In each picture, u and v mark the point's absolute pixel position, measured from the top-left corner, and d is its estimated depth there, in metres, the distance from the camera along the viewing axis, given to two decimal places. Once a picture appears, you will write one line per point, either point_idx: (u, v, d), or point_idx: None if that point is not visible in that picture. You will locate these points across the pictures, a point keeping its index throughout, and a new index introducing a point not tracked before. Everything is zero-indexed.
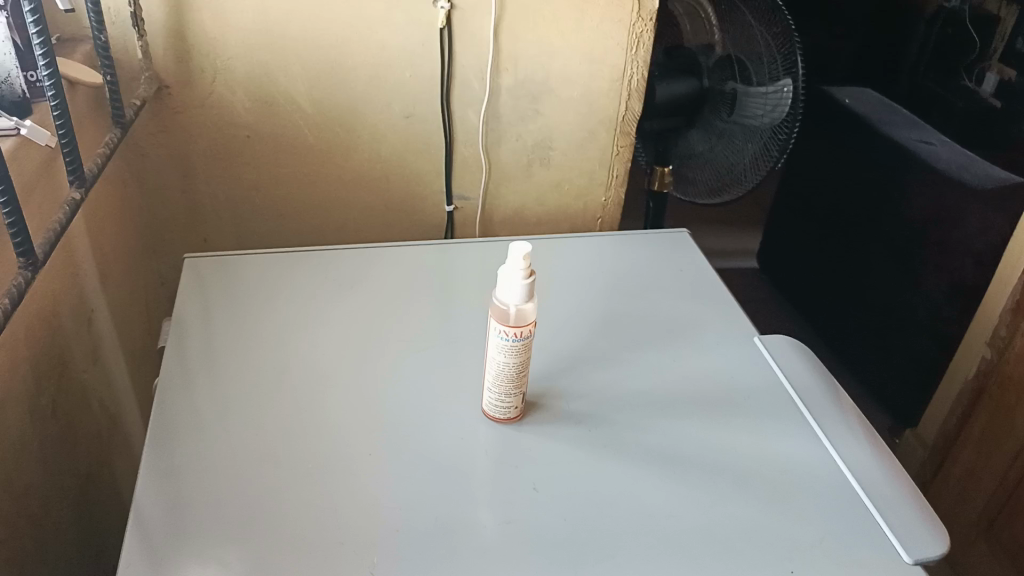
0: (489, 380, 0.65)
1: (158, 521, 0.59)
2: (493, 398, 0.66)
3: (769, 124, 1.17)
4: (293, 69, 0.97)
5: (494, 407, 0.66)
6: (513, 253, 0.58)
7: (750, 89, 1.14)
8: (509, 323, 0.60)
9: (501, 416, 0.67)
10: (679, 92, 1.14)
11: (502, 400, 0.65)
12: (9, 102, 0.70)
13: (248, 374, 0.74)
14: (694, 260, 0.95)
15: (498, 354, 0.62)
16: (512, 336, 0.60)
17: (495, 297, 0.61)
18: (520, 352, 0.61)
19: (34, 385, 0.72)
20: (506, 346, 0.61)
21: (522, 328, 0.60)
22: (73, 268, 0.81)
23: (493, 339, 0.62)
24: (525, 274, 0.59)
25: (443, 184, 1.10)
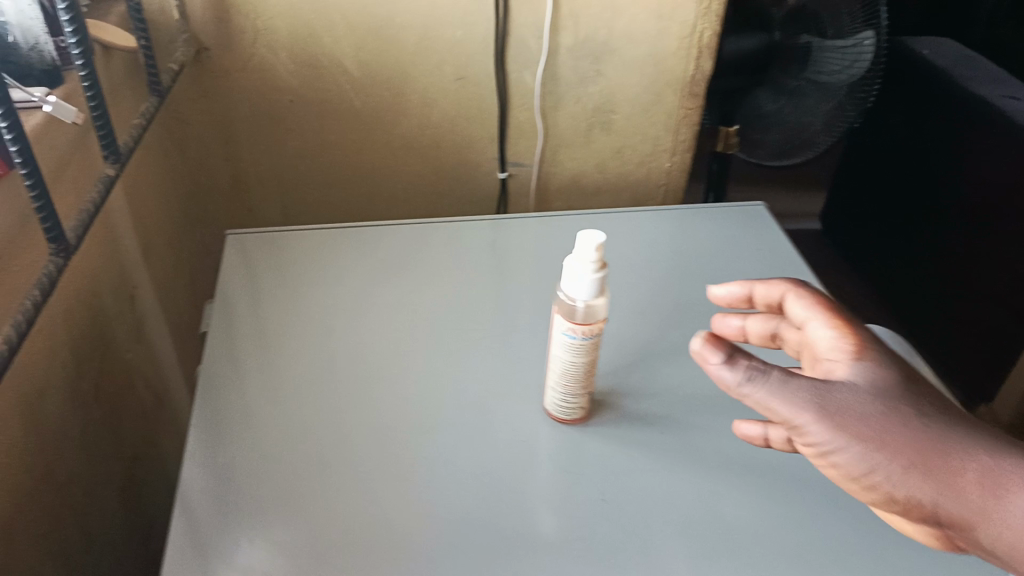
0: (553, 379, 0.60)
1: (203, 526, 0.55)
2: (555, 396, 0.60)
3: (846, 83, 1.03)
4: (338, 29, 0.91)
5: (556, 406, 0.61)
6: (583, 243, 0.52)
7: (827, 42, 0.99)
8: (577, 320, 0.55)
9: (564, 416, 0.62)
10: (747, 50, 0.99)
11: (567, 400, 0.60)
12: (38, 71, 0.65)
13: (296, 364, 0.69)
14: (771, 237, 0.87)
15: (563, 352, 0.56)
16: (580, 334, 0.55)
17: (561, 290, 0.55)
18: (588, 351, 0.56)
19: (75, 370, 0.68)
20: (573, 345, 0.55)
21: (590, 327, 0.54)
22: (114, 244, 0.77)
23: (558, 336, 0.56)
24: (597, 268, 0.52)
25: (497, 150, 1.04)
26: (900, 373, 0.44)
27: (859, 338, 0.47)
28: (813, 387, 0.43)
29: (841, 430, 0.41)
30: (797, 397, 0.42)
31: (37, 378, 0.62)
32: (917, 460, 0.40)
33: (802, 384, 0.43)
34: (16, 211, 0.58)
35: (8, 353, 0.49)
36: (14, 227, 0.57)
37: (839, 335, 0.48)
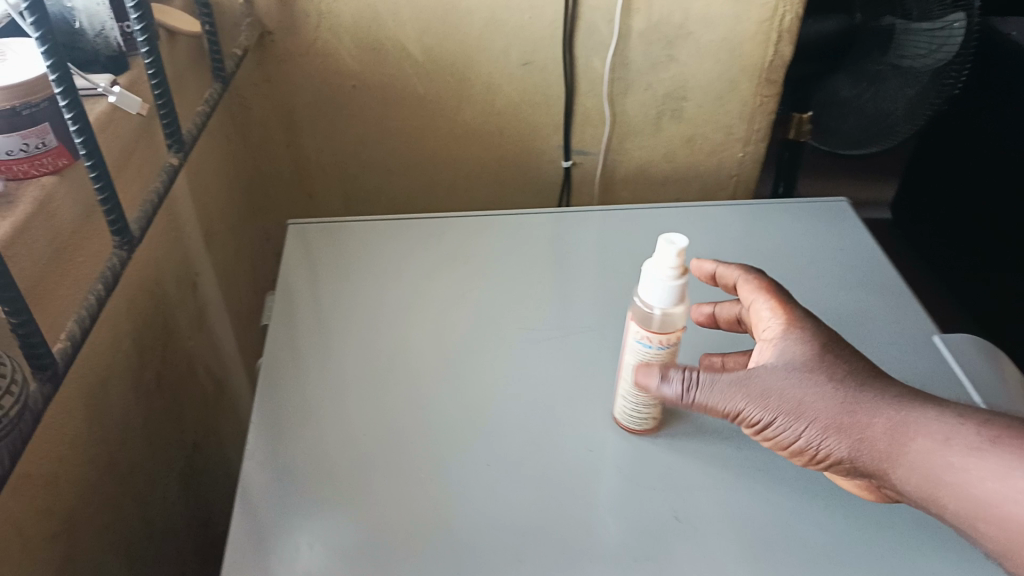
0: (625, 387, 0.57)
1: (264, 524, 0.54)
2: (628, 404, 0.58)
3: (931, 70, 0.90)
4: (403, 13, 0.89)
5: (629, 415, 0.59)
6: (662, 248, 0.49)
7: (912, 24, 0.88)
8: (653, 329, 0.52)
9: (635, 427, 0.59)
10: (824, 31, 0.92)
11: (639, 409, 0.57)
12: (105, 57, 0.65)
13: (357, 359, 0.67)
14: (854, 234, 0.82)
15: (637, 360, 0.54)
16: (656, 343, 0.52)
17: (636, 296, 0.52)
18: (663, 360, 0.53)
19: (138, 360, 0.68)
20: (648, 354, 0.53)
21: (667, 337, 0.51)
22: (178, 232, 0.77)
23: (632, 344, 0.53)
24: (676, 275, 0.49)
25: (562, 138, 1.01)
26: (823, 340, 0.49)
27: (790, 316, 0.52)
28: (736, 377, 0.49)
29: (768, 402, 0.47)
30: (723, 390, 0.49)
31: (102, 368, 0.61)
32: (836, 421, 0.45)
33: (726, 377, 0.49)
34: (82, 201, 0.57)
35: (73, 350, 0.48)
36: (80, 218, 0.57)
37: (774, 314, 0.52)
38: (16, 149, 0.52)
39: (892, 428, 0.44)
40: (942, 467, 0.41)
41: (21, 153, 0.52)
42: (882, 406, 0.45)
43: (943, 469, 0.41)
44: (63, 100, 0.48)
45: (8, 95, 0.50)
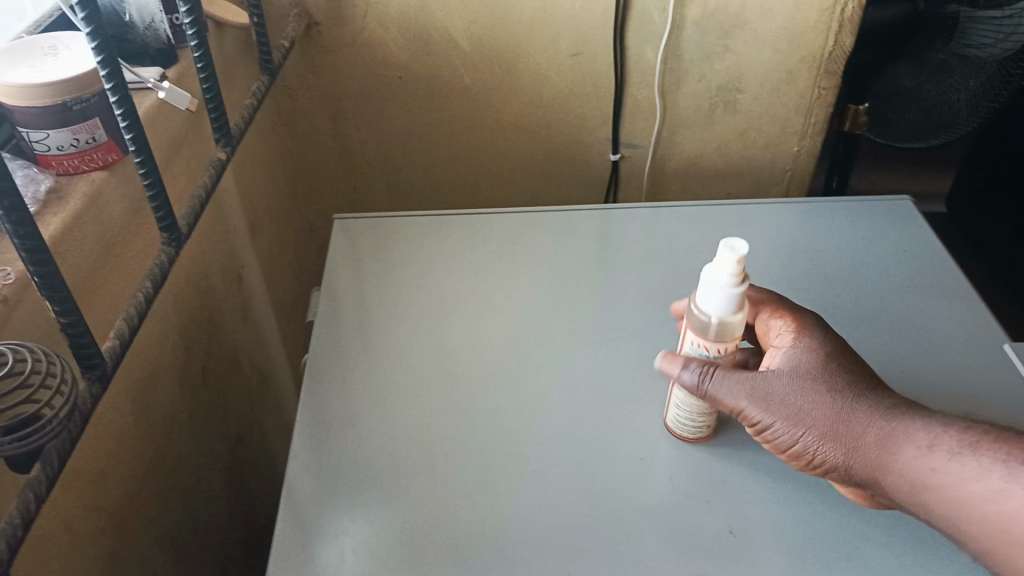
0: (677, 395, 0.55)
1: (309, 527, 0.53)
2: (681, 411, 0.56)
3: (998, 57, 0.89)
4: (451, 2, 0.87)
5: (682, 423, 0.57)
6: (721, 256, 0.46)
7: (979, 12, 0.85)
8: (709, 337, 0.49)
9: (688, 434, 0.57)
10: (887, 18, 0.88)
11: (693, 419, 0.56)
12: (154, 50, 0.64)
13: (400, 358, 0.66)
14: (919, 235, 0.78)
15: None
16: (713, 353, 0.50)
17: (692, 303, 0.50)
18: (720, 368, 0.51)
19: (184, 354, 0.68)
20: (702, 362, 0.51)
21: (725, 346, 0.49)
22: (225, 225, 0.77)
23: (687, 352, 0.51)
24: (736, 284, 0.46)
25: (610, 131, 0.98)
26: (829, 349, 0.49)
27: (802, 324, 0.51)
28: (744, 377, 0.49)
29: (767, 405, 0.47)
30: (731, 390, 0.49)
31: (149, 362, 0.61)
32: (830, 426, 0.46)
33: (735, 376, 0.49)
34: (130, 195, 0.57)
35: (121, 349, 0.47)
36: (128, 213, 0.56)
37: (786, 322, 0.52)
38: (67, 145, 0.52)
39: (882, 435, 0.45)
40: (927, 475, 0.42)
41: (71, 148, 0.52)
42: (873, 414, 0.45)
43: (927, 477, 0.42)
44: (114, 96, 0.47)
45: (60, 90, 0.49)
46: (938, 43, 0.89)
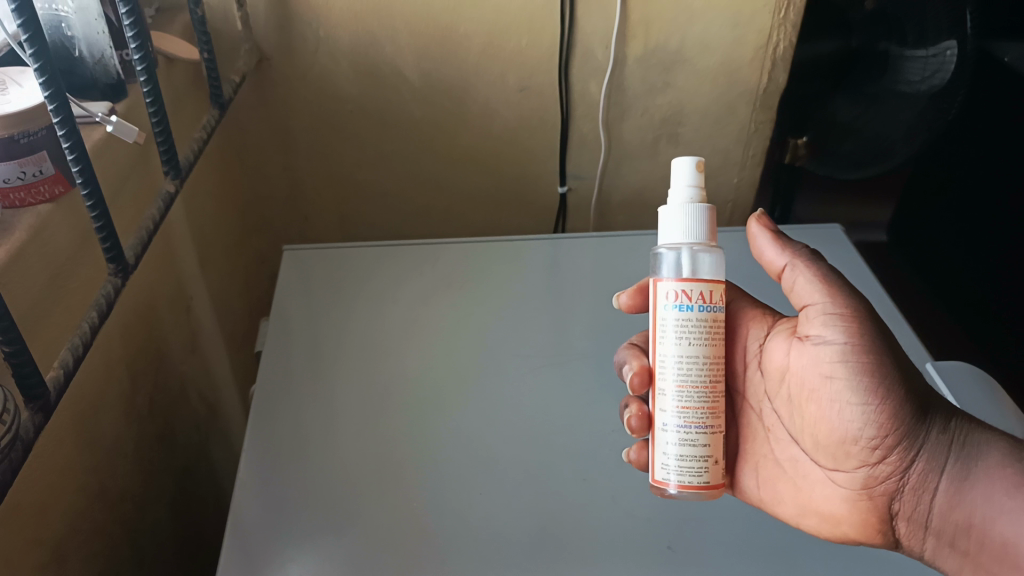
0: (673, 409, 0.47)
1: (258, 551, 0.54)
2: (677, 436, 0.47)
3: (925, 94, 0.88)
4: (400, 38, 0.91)
5: (679, 461, 0.47)
6: (677, 172, 0.48)
7: (907, 50, 0.88)
8: (683, 275, 0.47)
9: (691, 478, 0.47)
10: (823, 53, 0.95)
11: (691, 441, 0.47)
12: (104, 84, 0.65)
13: (352, 386, 0.67)
14: (850, 260, 0.82)
15: (680, 347, 0.47)
16: (696, 301, 0.46)
17: (657, 258, 0.49)
18: (708, 333, 0.46)
19: (131, 385, 0.68)
20: (687, 324, 0.46)
21: (707, 286, 0.46)
22: (174, 257, 0.77)
23: (669, 322, 0.47)
24: (697, 199, 0.47)
25: (557, 164, 1.03)
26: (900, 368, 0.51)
27: None
28: (876, 345, 0.47)
29: (866, 353, 0.47)
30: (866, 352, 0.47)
31: (94, 394, 0.61)
32: (923, 431, 0.47)
33: (875, 339, 0.47)
34: (78, 227, 0.57)
35: (65, 379, 0.47)
36: (73, 245, 0.57)
37: None
38: (13, 177, 0.52)
39: (964, 446, 0.47)
40: (997, 490, 0.45)
41: (18, 181, 0.52)
42: (953, 414, 0.48)
43: (994, 492, 0.45)
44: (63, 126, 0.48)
45: (7, 123, 0.51)
46: (873, 76, 0.92)
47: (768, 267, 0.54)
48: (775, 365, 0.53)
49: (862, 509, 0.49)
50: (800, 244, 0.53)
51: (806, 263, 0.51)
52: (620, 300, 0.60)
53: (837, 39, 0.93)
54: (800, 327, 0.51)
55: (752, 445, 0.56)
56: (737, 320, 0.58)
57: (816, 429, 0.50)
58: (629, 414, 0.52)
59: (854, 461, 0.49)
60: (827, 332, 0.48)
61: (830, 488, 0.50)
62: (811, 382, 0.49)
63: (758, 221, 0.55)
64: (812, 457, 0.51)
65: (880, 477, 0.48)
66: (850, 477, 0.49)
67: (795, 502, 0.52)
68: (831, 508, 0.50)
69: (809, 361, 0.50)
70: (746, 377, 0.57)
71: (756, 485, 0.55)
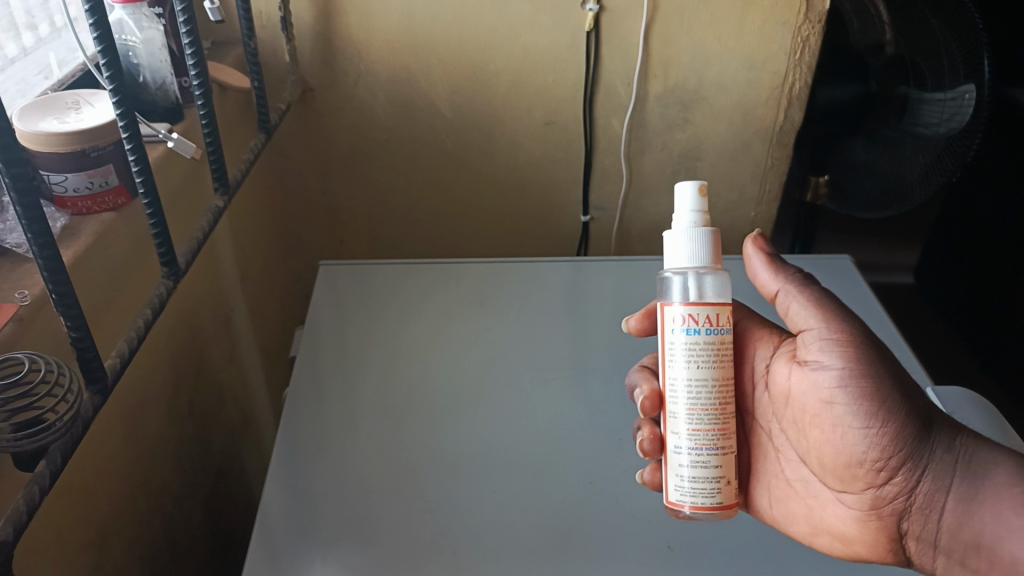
0: (684, 433, 0.48)
1: (285, 539, 0.58)
2: (689, 458, 0.47)
3: (944, 137, 0.92)
4: (435, 73, 0.97)
5: (692, 482, 0.47)
6: (679, 198, 0.48)
7: (926, 94, 0.91)
8: (692, 299, 0.47)
9: (705, 499, 0.47)
10: (845, 98, 0.96)
11: (703, 464, 0.47)
12: (162, 108, 0.72)
13: (377, 392, 0.72)
14: (859, 291, 0.85)
15: (689, 370, 0.47)
16: (703, 324, 0.47)
17: (666, 282, 0.49)
18: (715, 356, 0.47)
19: (174, 384, 0.73)
20: (697, 347, 0.47)
21: (713, 309, 0.47)
22: (218, 269, 0.83)
23: (677, 346, 0.47)
24: (700, 224, 0.47)
25: (580, 194, 1.08)
26: None
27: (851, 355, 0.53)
28: (873, 367, 0.48)
29: (865, 378, 0.48)
30: (864, 379, 0.48)
31: (141, 390, 0.67)
32: (925, 451, 0.48)
33: (873, 363, 0.48)
34: (136, 235, 0.63)
35: (122, 365, 0.52)
36: (132, 249, 0.63)
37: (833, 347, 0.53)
38: (82, 187, 0.58)
39: (970, 464, 0.48)
40: (1003, 510, 0.47)
41: (85, 191, 0.59)
42: (957, 432, 0.49)
43: (1001, 511, 0.47)
44: (132, 155, 0.54)
45: (80, 140, 0.56)
46: (890, 121, 0.95)
47: (763, 289, 0.56)
48: (780, 388, 0.54)
49: (871, 528, 0.51)
50: (792, 267, 0.54)
51: (799, 289, 0.52)
52: (629, 324, 0.61)
53: (858, 83, 0.95)
54: (799, 351, 0.52)
55: (763, 463, 0.57)
56: (745, 339, 0.58)
57: (822, 452, 0.51)
58: (642, 436, 0.53)
59: (861, 483, 0.50)
60: (825, 357, 0.50)
61: (841, 509, 0.52)
62: (813, 407, 0.50)
63: (754, 242, 0.56)
64: (820, 478, 0.53)
65: (887, 498, 0.50)
66: (858, 499, 0.51)
67: (807, 521, 0.54)
68: (842, 528, 0.52)
69: (810, 386, 0.51)
70: (754, 397, 0.58)
71: (769, 504, 0.56)
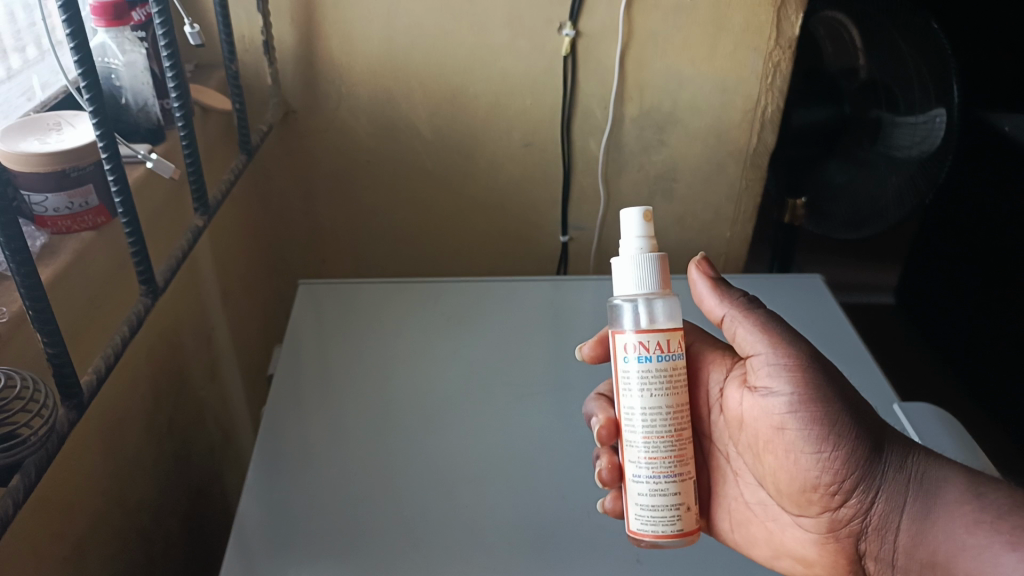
0: (642, 462, 0.49)
1: (263, 550, 0.59)
2: (648, 486, 0.48)
3: (917, 158, 0.95)
4: (415, 96, 0.99)
5: (652, 510, 0.49)
6: (626, 225, 0.49)
7: (898, 117, 0.94)
8: (642, 326, 0.48)
9: (666, 527, 0.48)
10: (818, 121, 0.99)
11: (663, 493, 0.48)
12: (145, 129, 0.73)
13: (353, 409, 0.73)
14: (832, 310, 0.87)
15: (644, 398, 0.48)
16: (654, 351, 0.48)
17: (617, 310, 0.50)
18: (668, 382, 0.48)
19: (153, 402, 0.73)
20: (650, 375, 0.48)
21: (664, 336, 0.48)
22: (199, 288, 0.84)
23: (631, 374, 0.49)
24: (648, 249, 0.49)
25: (559, 214, 1.09)
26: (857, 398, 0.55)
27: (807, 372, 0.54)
28: (823, 390, 0.50)
29: (815, 404, 0.49)
30: (814, 406, 0.49)
31: (120, 408, 0.67)
32: (877, 473, 0.50)
33: (821, 386, 0.50)
34: (116, 254, 0.64)
35: (98, 382, 0.53)
36: (111, 268, 0.64)
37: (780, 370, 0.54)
38: (62, 207, 0.59)
39: (922, 484, 0.50)
40: (957, 528, 0.48)
41: (66, 210, 0.60)
42: (909, 450, 0.51)
43: (954, 529, 0.48)
44: (112, 174, 0.55)
45: (63, 160, 0.57)
46: (863, 143, 0.98)
47: (709, 314, 0.57)
48: (733, 412, 0.55)
49: (830, 550, 0.53)
50: (736, 291, 0.55)
51: (744, 314, 0.53)
52: (582, 351, 0.62)
53: (831, 107, 0.97)
54: (748, 377, 0.54)
55: (720, 486, 0.58)
56: (697, 362, 0.59)
57: (777, 477, 0.53)
58: (600, 466, 0.54)
59: (817, 508, 0.52)
60: (774, 383, 0.51)
61: (799, 532, 0.54)
62: (765, 433, 0.52)
63: (699, 265, 0.57)
64: (777, 502, 0.55)
65: (843, 520, 0.52)
66: (815, 522, 0.53)
67: (768, 545, 0.56)
68: (802, 550, 0.54)
69: (760, 412, 0.52)
70: (709, 420, 0.59)
71: (730, 527, 0.57)
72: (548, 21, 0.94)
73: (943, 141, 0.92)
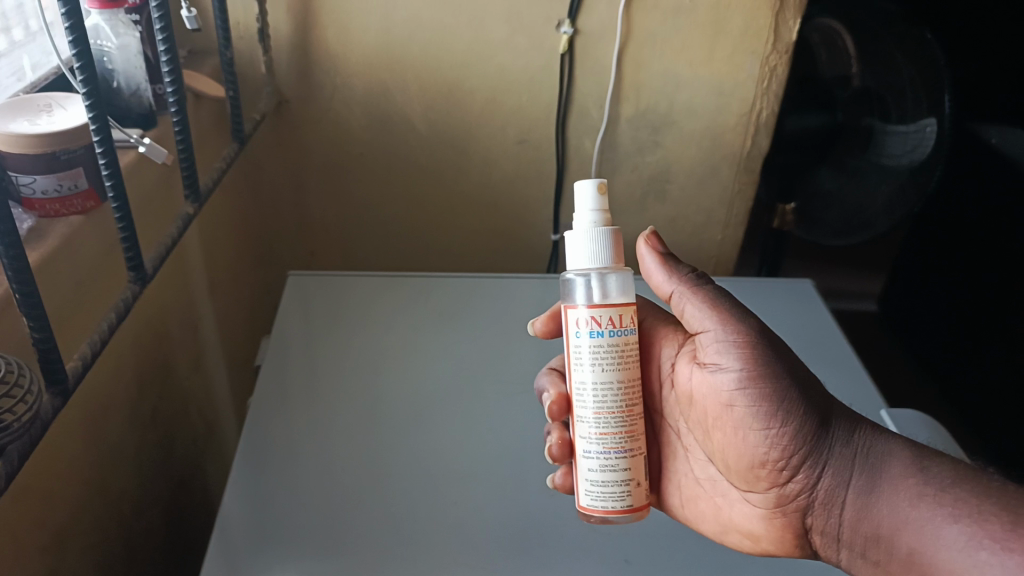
0: (592, 439, 0.48)
1: (242, 536, 0.59)
2: (598, 462, 0.48)
3: (908, 167, 0.95)
4: (410, 88, 0.99)
5: (602, 486, 0.48)
6: (580, 198, 0.48)
7: (889, 126, 0.94)
8: (595, 300, 0.48)
9: (615, 503, 0.48)
10: (810, 127, 1.00)
11: (611, 470, 0.48)
12: (137, 114, 0.72)
13: (335, 400, 0.72)
14: (824, 315, 0.87)
15: (595, 373, 0.48)
16: (607, 326, 0.47)
17: (569, 283, 0.50)
18: (619, 357, 0.48)
19: (137, 390, 0.72)
20: (602, 348, 0.48)
21: (617, 311, 0.48)
22: (187, 278, 0.83)
23: (583, 349, 0.48)
24: (602, 223, 0.48)
25: (551, 213, 1.09)
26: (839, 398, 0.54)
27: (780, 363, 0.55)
28: (772, 368, 0.50)
29: (761, 380, 0.50)
30: (761, 385, 0.50)
31: (103, 394, 0.66)
32: (824, 451, 0.50)
33: (774, 367, 0.50)
34: (104, 238, 0.63)
35: (83, 368, 0.52)
36: (100, 254, 0.63)
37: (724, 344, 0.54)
38: (51, 189, 0.58)
39: (867, 456, 0.49)
40: (899, 501, 0.48)
41: (54, 193, 0.58)
42: (856, 425, 0.51)
43: (897, 502, 0.48)
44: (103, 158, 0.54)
45: (52, 142, 0.56)
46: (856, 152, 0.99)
47: (658, 290, 0.57)
48: (683, 389, 0.56)
49: (777, 525, 0.53)
50: (686, 267, 0.56)
51: (693, 291, 0.54)
52: (535, 327, 0.63)
53: (825, 113, 0.98)
54: (698, 354, 0.54)
55: (672, 463, 0.59)
56: (651, 338, 0.60)
57: (726, 454, 0.53)
58: (551, 441, 0.54)
59: (765, 483, 0.52)
60: (722, 359, 0.51)
61: (746, 508, 0.55)
62: (714, 410, 0.52)
63: (649, 240, 0.57)
64: (727, 478, 0.55)
65: (790, 495, 0.52)
66: (763, 498, 0.53)
67: (716, 519, 0.56)
68: (749, 525, 0.55)
69: (709, 388, 0.53)
70: (662, 395, 0.59)
71: (681, 503, 0.58)
72: (547, 18, 0.94)
73: (930, 151, 0.92)
